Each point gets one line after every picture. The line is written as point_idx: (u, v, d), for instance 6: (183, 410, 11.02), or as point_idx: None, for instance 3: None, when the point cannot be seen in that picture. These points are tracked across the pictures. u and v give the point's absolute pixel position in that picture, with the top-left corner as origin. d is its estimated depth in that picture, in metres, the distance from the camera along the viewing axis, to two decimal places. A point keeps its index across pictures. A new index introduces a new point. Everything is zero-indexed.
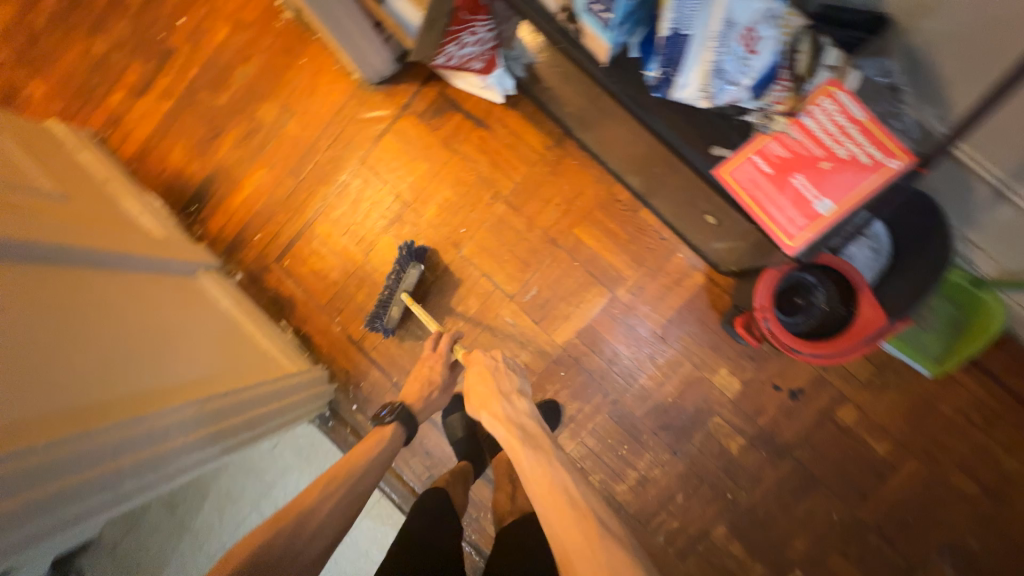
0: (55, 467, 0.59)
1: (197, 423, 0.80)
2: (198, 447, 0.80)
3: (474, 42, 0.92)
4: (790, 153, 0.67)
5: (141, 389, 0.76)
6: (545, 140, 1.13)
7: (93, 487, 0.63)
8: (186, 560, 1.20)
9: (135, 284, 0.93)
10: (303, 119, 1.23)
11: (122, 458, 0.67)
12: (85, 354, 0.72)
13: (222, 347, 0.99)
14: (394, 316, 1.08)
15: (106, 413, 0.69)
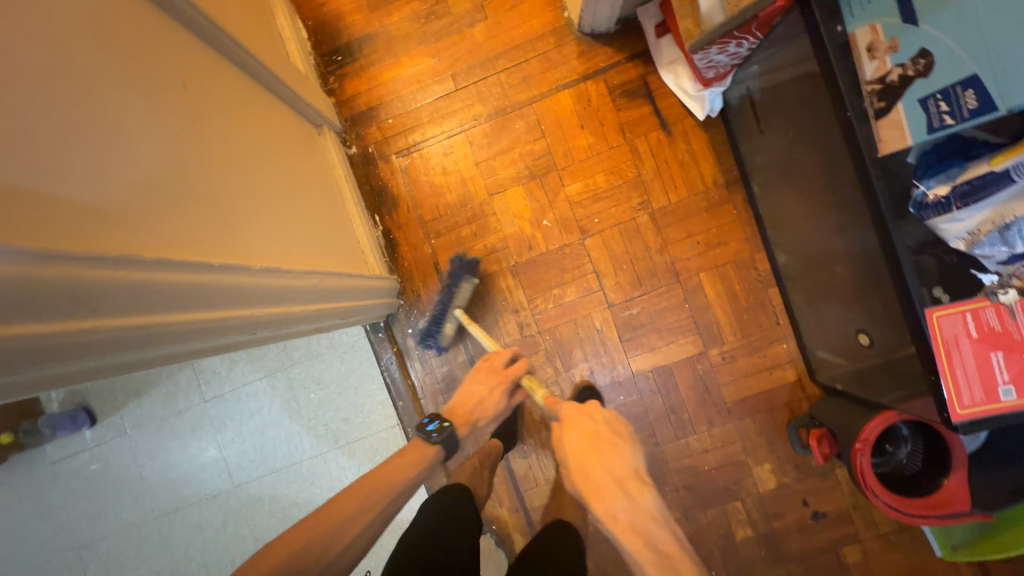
0: (188, 293, 0.51)
1: (278, 296, 0.68)
2: (270, 323, 0.68)
3: (732, 52, 0.86)
4: (1003, 328, 0.65)
5: (251, 237, 0.68)
6: (717, 174, 1.08)
7: (208, 328, 0.56)
8: (179, 390, 1.18)
9: (262, 119, 0.83)
10: (492, 29, 1.13)
11: (209, 310, 0.55)
12: (209, 175, 0.62)
13: (302, 217, 0.86)
14: (449, 331, 1.06)
15: (224, 251, 0.61)
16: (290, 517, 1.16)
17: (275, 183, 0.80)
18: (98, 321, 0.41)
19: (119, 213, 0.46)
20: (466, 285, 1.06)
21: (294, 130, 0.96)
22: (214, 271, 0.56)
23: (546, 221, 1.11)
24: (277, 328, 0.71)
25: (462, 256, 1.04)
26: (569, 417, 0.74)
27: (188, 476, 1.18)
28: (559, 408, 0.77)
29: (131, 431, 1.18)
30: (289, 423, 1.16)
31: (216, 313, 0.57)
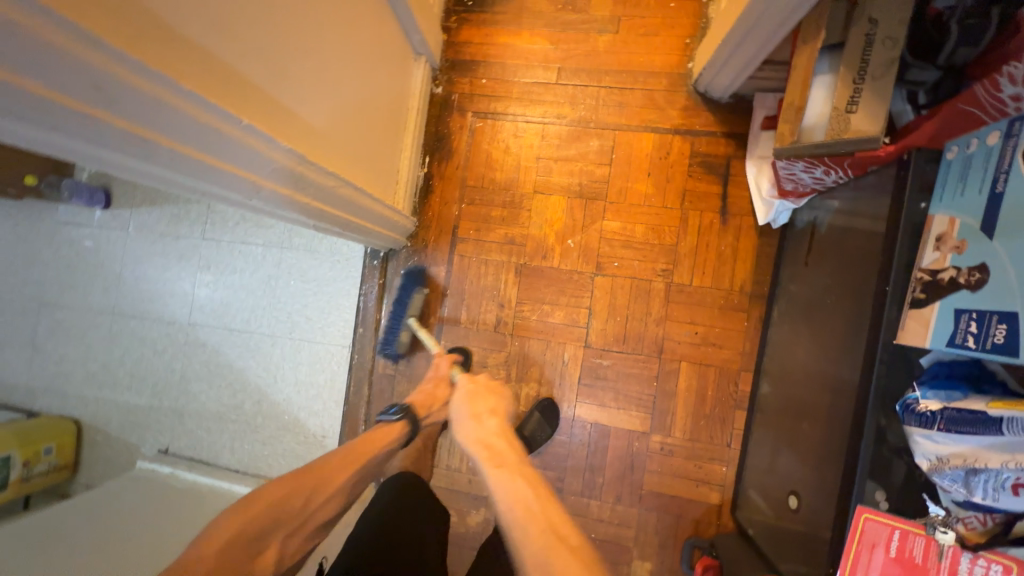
0: (239, 151, 0.56)
1: (300, 183, 0.70)
2: (280, 204, 0.70)
3: (816, 177, 0.83)
4: (923, 563, 0.61)
5: (314, 127, 0.71)
6: (748, 281, 1.05)
7: (240, 185, 0.61)
8: (187, 218, 1.24)
9: (373, 30, 0.85)
10: (617, 45, 1.13)
11: (232, 164, 0.57)
12: (307, 59, 0.66)
13: (360, 125, 0.87)
14: (404, 342, 1.08)
15: (288, 130, 0.65)
16: (219, 373, 1.21)
17: (352, 83, 0.81)
18: (156, 136, 0.46)
19: (219, 61, 0.50)
20: (418, 295, 1.10)
21: (393, 43, 0.96)
22: (269, 144, 0.60)
23: (570, 241, 1.11)
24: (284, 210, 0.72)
25: (410, 269, 1.10)
26: (477, 414, 0.80)
27: (156, 293, 1.25)
28: (470, 402, 0.83)
29: (132, 231, 1.26)
30: (261, 295, 1.21)
31: (256, 176, 0.61)
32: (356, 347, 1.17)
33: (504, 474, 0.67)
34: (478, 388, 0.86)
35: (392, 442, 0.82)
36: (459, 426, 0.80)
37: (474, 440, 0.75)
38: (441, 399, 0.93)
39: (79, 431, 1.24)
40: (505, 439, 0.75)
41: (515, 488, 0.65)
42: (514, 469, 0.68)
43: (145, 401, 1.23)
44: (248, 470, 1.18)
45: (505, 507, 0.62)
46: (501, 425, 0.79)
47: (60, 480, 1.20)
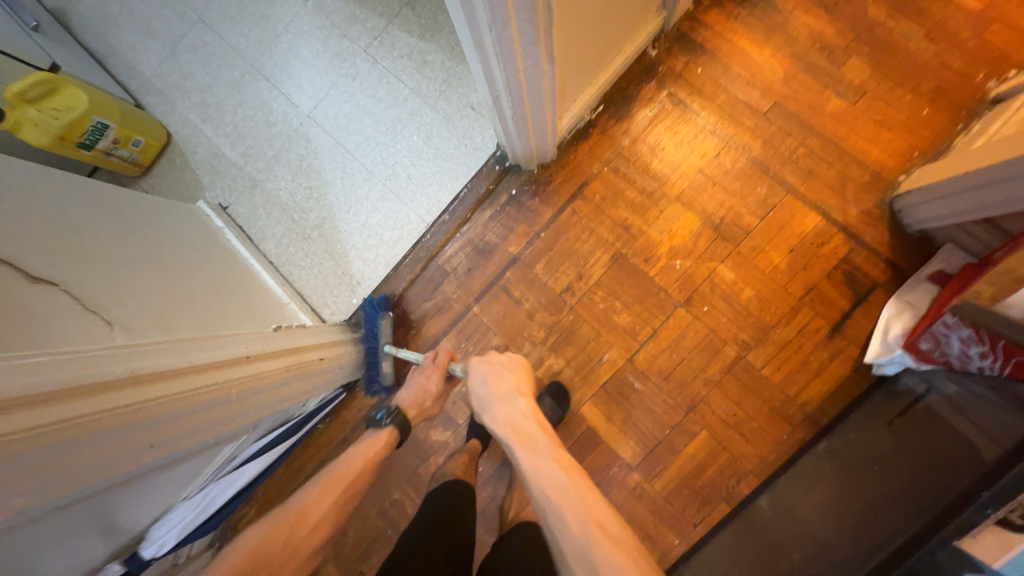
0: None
1: (534, 49, 0.65)
2: (504, 60, 0.66)
3: (967, 354, 0.76)
4: None
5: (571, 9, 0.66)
6: (813, 402, 1.00)
7: (504, 33, 0.60)
8: (362, 23, 1.23)
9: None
10: (844, 117, 1.04)
11: None
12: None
13: (586, 24, 0.81)
14: (388, 372, 1.07)
15: None
16: (306, 173, 1.23)
17: None
18: None
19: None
20: (386, 319, 1.10)
21: None
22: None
23: (678, 262, 1.07)
24: (500, 68, 0.68)
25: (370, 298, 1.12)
26: (502, 395, 0.80)
27: (297, 72, 1.25)
28: (495, 384, 0.82)
29: (310, 4, 1.26)
30: (382, 133, 1.21)
31: (513, 13, 0.57)
32: (433, 228, 1.17)
33: (539, 458, 0.68)
34: (523, 374, 0.86)
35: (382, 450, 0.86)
36: (485, 407, 0.81)
37: (507, 420, 0.76)
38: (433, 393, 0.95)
39: (166, 143, 1.28)
40: (533, 418, 0.75)
41: (551, 475, 0.66)
42: (548, 453, 0.69)
43: (233, 154, 1.26)
44: (279, 268, 1.20)
45: (547, 494, 0.64)
46: (529, 403, 0.79)
47: (127, 173, 1.25)
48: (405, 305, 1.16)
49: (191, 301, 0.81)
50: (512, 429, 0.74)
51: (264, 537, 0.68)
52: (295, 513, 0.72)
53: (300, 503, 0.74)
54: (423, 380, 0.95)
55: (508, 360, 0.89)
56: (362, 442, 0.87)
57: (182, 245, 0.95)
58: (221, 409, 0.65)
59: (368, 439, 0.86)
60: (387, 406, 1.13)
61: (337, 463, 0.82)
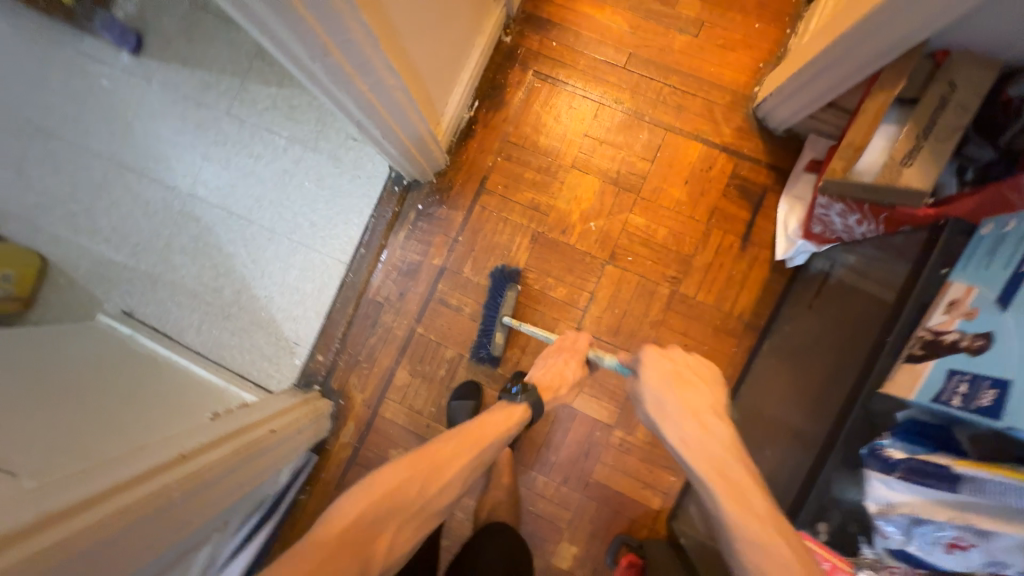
0: (324, 7, 0.52)
1: (369, 72, 0.66)
2: (346, 89, 0.67)
3: (847, 225, 0.85)
4: None
5: (394, 20, 0.67)
6: (747, 311, 1.07)
7: (331, 63, 0.60)
8: (215, 88, 1.19)
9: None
10: (692, 49, 1.12)
11: (312, 18, 0.53)
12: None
13: (432, 32, 0.83)
14: (500, 342, 1.06)
15: (379, 17, 0.62)
16: (206, 252, 1.17)
17: None
18: None
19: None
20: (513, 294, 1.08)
21: None
22: (350, 12, 0.55)
23: (593, 224, 1.11)
24: (346, 96, 0.69)
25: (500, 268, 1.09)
26: (696, 413, 0.74)
27: (163, 154, 1.19)
28: (680, 389, 0.77)
29: (155, 83, 1.20)
30: (271, 188, 1.17)
31: (329, 39, 0.57)
32: (353, 265, 1.15)
33: (724, 487, 0.65)
34: (677, 376, 0.78)
35: (516, 424, 0.85)
36: (665, 416, 0.76)
37: (697, 448, 0.71)
38: (568, 379, 0.93)
39: (43, 267, 1.18)
40: (739, 453, 0.69)
41: (768, 540, 0.59)
42: (731, 473, 0.66)
43: (121, 257, 1.18)
44: (208, 356, 1.14)
45: (750, 563, 0.58)
46: (727, 430, 0.72)
47: (7, 312, 1.13)
48: (350, 349, 1.14)
49: (108, 422, 0.76)
50: (721, 474, 0.67)
51: (405, 475, 0.68)
52: (428, 455, 0.72)
53: (432, 446, 0.74)
54: (561, 364, 0.93)
55: (674, 354, 0.82)
56: (499, 411, 0.86)
57: (87, 365, 0.89)
58: (167, 517, 0.63)
59: (505, 407, 0.86)
60: (364, 453, 1.11)
61: (474, 424, 0.81)
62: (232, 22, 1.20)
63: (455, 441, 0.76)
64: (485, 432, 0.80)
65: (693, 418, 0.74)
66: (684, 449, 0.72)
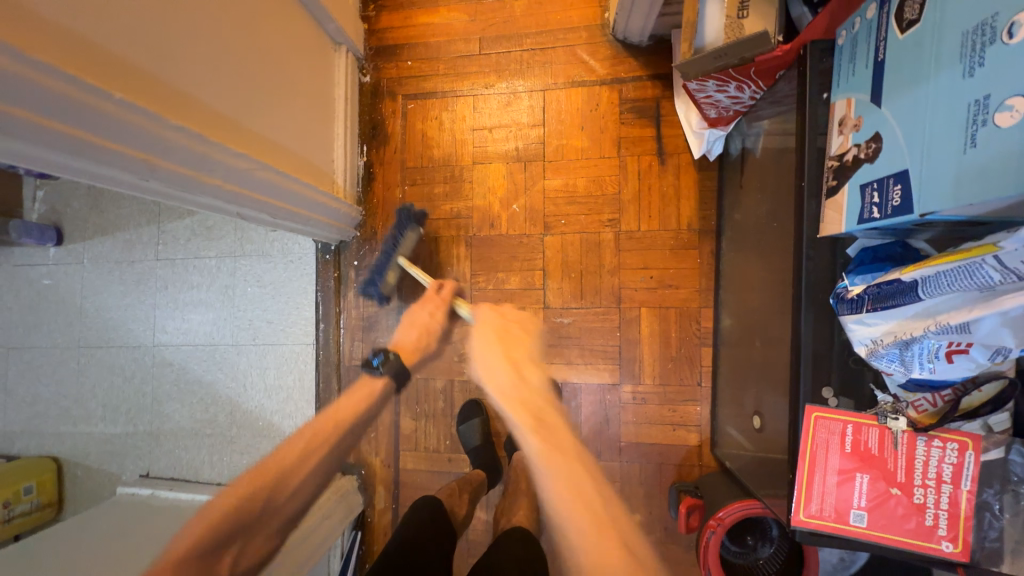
0: (128, 131, 0.55)
1: (221, 170, 0.69)
2: (208, 193, 0.70)
3: (733, 95, 0.82)
4: (877, 453, 0.62)
5: (218, 111, 0.69)
6: (694, 218, 1.05)
7: (176, 177, 0.64)
8: (139, 242, 1.24)
9: (284, 24, 0.86)
10: (532, 7, 1.12)
11: (128, 147, 0.56)
12: (203, 44, 0.65)
13: (281, 109, 0.86)
14: (391, 280, 1.02)
15: (197, 118, 0.65)
16: (189, 390, 1.21)
17: (265, 68, 0.81)
18: (38, 118, 0.47)
19: (78, 35, 0.48)
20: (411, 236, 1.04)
21: (311, 33, 0.97)
22: (153, 119, 0.57)
23: (515, 206, 1.11)
24: (213, 200, 0.72)
25: (411, 209, 1.06)
26: (513, 364, 0.67)
27: (119, 321, 1.24)
28: (504, 347, 0.71)
29: (87, 262, 1.26)
30: (221, 308, 1.21)
31: (154, 158, 0.60)
32: (320, 342, 1.16)
33: (552, 448, 0.57)
34: (501, 334, 0.73)
35: (377, 395, 0.78)
36: (485, 369, 0.68)
37: (503, 389, 0.64)
38: (434, 330, 0.88)
39: (59, 467, 1.23)
40: (541, 383, 0.66)
41: (570, 475, 0.54)
42: (568, 449, 0.57)
43: (120, 428, 1.22)
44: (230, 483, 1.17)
45: (555, 499, 0.53)
46: (544, 379, 0.67)
47: (44, 520, 1.19)
48: None
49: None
50: (518, 408, 0.61)
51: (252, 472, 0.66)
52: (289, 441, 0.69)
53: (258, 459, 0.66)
54: (424, 317, 0.88)
55: (515, 322, 0.77)
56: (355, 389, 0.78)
57: (116, 539, 0.92)
58: None
59: (359, 385, 0.77)
60: (403, 509, 1.11)
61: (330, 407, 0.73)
62: None
63: (309, 428, 0.70)
64: (341, 411, 0.73)
65: (521, 369, 0.66)
66: (494, 373, 0.67)
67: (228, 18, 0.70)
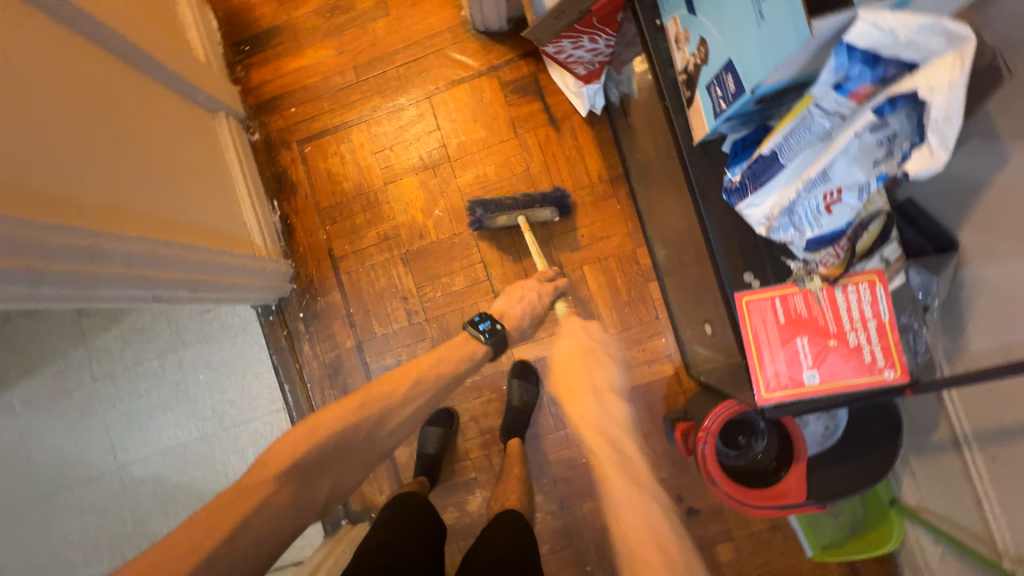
0: (13, 242, 0.54)
1: (126, 258, 0.68)
2: (127, 285, 0.69)
3: (590, 48, 0.89)
4: (807, 314, 0.67)
5: (103, 205, 0.69)
6: (603, 171, 1.10)
7: (80, 280, 0.62)
8: (70, 368, 1.17)
9: (148, 105, 0.86)
10: (394, 25, 1.16)
11: (21, 260, 0.55)
12: (66, 144, 0.65)
13: (174, 187, 0.86)
14: (502, 222, 1.06)
15: (83, 216, 0.65)
16: (170, 500, 1.14)
17: (143, 151, 0.80)
18: None
19: None
20: (545, 213, 1.06)
21: (185, 108, 0.98)
22: (28, 226, 0.55)
23: (437, 211, 1.13)
24: (137, 290, 0.71)
25: (563, 192, 1.06)
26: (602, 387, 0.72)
27: (73, 457, 1.16)
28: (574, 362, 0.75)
29: (19, 408, 1.17)
30: (179, 406, 1.16)
31: (53, 264, 0.59)
32: (290, 403, 1.13)
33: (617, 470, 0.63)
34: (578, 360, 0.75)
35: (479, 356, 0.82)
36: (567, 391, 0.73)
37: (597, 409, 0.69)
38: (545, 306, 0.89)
39: None
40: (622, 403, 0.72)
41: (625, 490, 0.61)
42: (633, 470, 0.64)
43: (108, 567, 1.14)
44: None
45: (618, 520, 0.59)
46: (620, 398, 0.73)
47: None
48: None
49: None
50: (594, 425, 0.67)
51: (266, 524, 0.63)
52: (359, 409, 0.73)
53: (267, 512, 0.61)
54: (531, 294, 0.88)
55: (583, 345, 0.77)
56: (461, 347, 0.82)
57: None
58: None
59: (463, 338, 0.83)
60: None
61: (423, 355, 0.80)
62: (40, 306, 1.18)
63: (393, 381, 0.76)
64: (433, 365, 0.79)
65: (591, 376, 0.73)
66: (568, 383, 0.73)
67: (86, 113, 0.70)
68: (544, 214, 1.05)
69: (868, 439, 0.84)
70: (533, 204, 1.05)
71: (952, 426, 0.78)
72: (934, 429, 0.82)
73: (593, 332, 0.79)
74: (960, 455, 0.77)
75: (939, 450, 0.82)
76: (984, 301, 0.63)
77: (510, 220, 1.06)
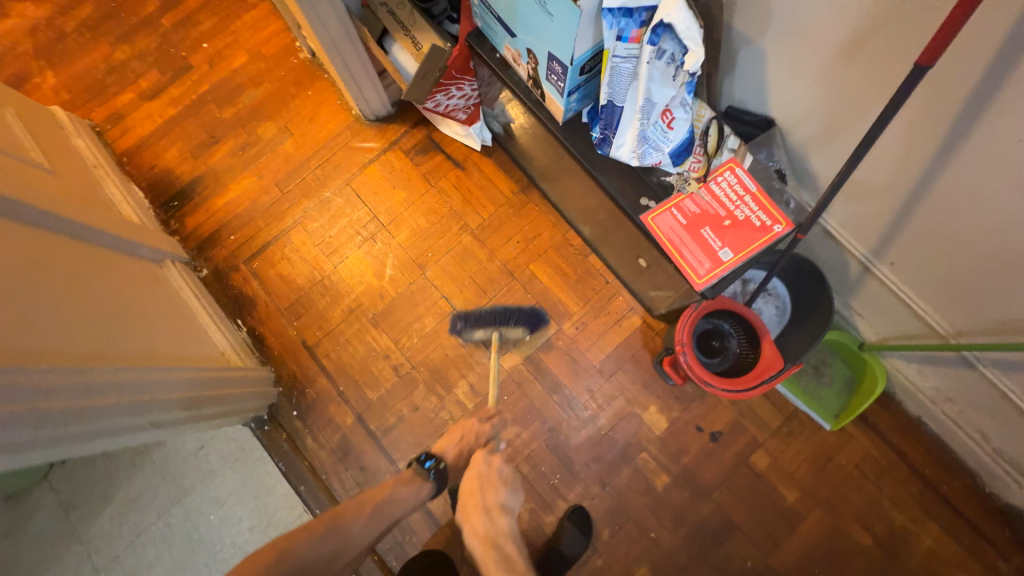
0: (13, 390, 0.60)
1: (117, 388, 0.75)
2: (115, 415, 0.74)
3: (460, 95, 1.09)
4: (701, 210, 0.81)
5: (90, 349, 0.76)
6: (513, 185, 1.28)
7: (68, 418, 0.67)
8: (68, 571, 1.09)
9: (107, 264, 0.96)
10: (299, 140, 1.35)
11: (18, 407, 0.60)
12: (44, 307, 0.74)
13: (148, 322, 0.93)
14: (480, 334, 1.08)
15: (74, 359, 0.72)
16: None
17: (112, 299, 0.89)
18: None
19: None
20: (519, 330, 1.08)
21: (139, 263, 1.08)
22: (24, 374, 0.62)
23: (389, 270, 1.24)
24: (126, 419, 0.77)
25: (534, 307, 1.07)
26: (492, 504, 0.80)
27: None
28: (471, 483, 0.81)
29: None
30: (197, 558, 1.09)
31: (45, 405, 0.64)
32: (310, 503, 1.11)
33: None
34: (471, 486, 0.81)
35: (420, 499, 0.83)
36: (466, 510, 0.79)
37: (482, 532, 0.76)
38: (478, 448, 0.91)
39: None
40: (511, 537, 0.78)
41: None
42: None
43: None
44: None
45: None
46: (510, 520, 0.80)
47: None
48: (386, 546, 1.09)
49: None
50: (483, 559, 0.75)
51: None
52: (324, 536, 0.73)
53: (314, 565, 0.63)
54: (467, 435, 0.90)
55: (485, 466, 0.83)
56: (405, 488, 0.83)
57: None
58: None
59: (404, 479, 0.84)
60: None
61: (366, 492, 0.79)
62: (20, 520, 1.12)
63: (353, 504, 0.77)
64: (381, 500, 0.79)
65: (482, 508, 0.79)
66: (465, 511, 0.79)
67: (55, 279, 0.80)
68: (517, 333, 1.07)
69: (808, 297, 0.96)
70: (510, 321, 1.06)
71: (854, 256, 0.91)
72: (846, 267, 0.95)
73: (489, 461, 0.84)
74: (875, 276, 0.91)
75: (860, 282, 0.95)
76: (814, 148, 0.84)
77: (488, 333, 1.07)
